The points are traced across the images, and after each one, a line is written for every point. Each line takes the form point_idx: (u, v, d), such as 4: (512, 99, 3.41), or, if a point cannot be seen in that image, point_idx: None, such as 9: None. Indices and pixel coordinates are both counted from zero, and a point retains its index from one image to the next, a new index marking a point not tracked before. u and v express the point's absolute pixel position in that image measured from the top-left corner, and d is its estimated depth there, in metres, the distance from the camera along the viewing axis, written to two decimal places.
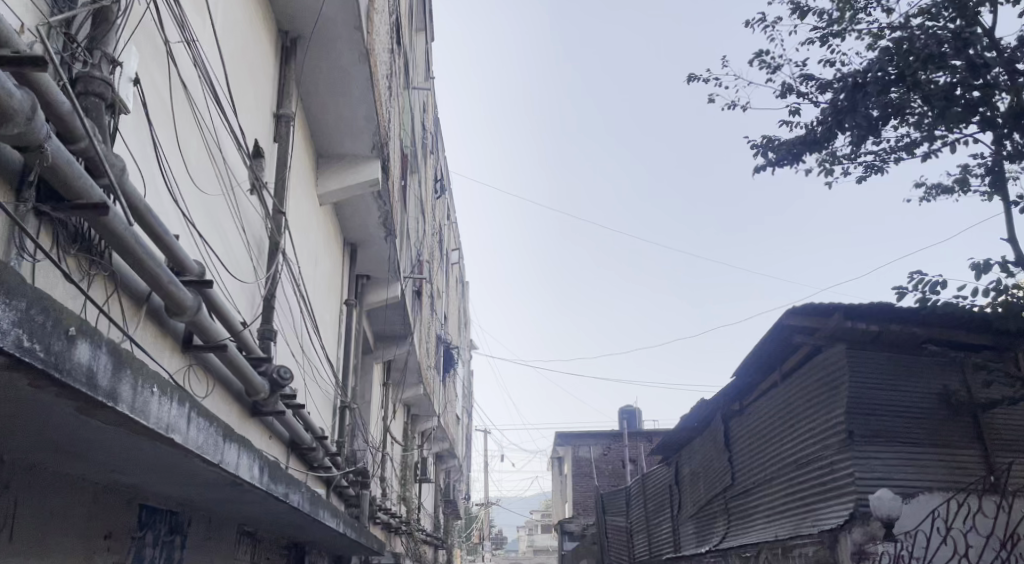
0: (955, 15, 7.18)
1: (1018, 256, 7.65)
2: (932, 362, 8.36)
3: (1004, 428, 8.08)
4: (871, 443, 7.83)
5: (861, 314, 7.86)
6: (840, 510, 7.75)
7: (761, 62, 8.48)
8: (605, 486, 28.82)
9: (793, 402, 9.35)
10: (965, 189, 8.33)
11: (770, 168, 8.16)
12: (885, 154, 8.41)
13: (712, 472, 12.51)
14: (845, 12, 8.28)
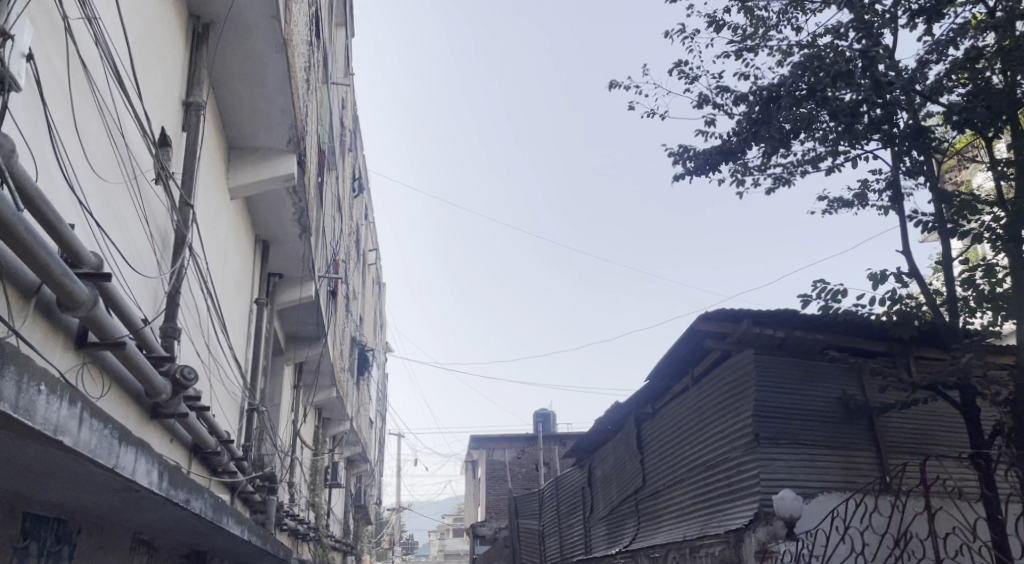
0: (860, 36, 7.39)
1: (912, 268, 8.00)
2: (831, 368, 8.55)
3: (896, 432, 8.33)
4: (775, 444, 7.96)
5: (770, 320, 8.03)
6: (746, 510, 7.90)
7: (680, 72, 8.54)
8: (518, 490, 28.86)
9: (702, 405, 9.50)
10: (863, 203, 8.67)
11: (688, 177, 8.22)
12: (791, 168, 8.66)
13: (625, 474, 12.61)
14: (759, 28, 8.47)
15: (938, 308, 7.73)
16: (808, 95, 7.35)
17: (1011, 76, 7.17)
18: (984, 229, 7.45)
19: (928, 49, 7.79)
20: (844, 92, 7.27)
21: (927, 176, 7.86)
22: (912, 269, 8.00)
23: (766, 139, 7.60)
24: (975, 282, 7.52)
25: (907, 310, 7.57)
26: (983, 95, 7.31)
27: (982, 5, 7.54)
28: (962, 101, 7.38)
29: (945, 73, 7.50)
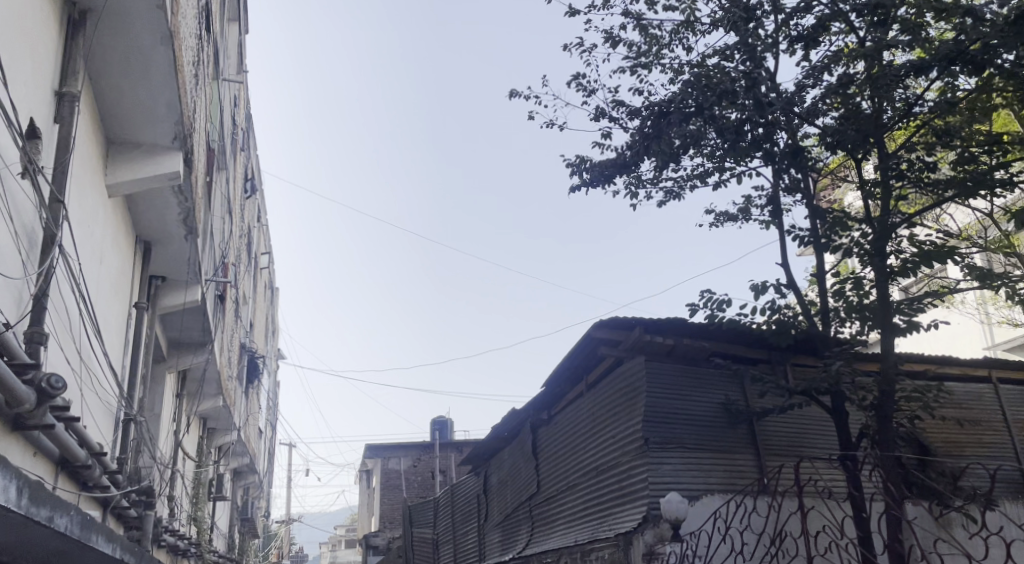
0: (744, 58, 7.75)
1: (789, 279, 8.42)
2: (716, 374, 8.87)
3: (774, 435, 8.73)
4: (663, 449, 8.19)
5: (659, 329, 8.25)
6: (635, 513, 8.11)
7: (578, 85, 8.70)
8: (413, 498, 28.61)
9: (595, 411, 9.69)
10: (747, 217, 9.08)
11: (584, 188, 8.38)
12: (681, 182, 8.97)
13: (519, 480, 12.72)
14: (653, 46, 8.74)
15: (812, 318, 8.15)
16: (696, 112, 7.63)
17: (878, 102, 7.66)
18: (854, 244, 7.91)
19: (805, 73, 8.24)
20: (729, 110, 7.56)
21: (804, 194, 8.29)
22: (790, 280, 8.42)
23: (657, 153, 7.82)
24: (845, 294, 8.02)
25: (784, 319, 7.96)
26: (854, 119, 7.78)
27: (853, 35, 8.03)
28: (834, 124, 7.84)
29: (820, 96, 7.93)
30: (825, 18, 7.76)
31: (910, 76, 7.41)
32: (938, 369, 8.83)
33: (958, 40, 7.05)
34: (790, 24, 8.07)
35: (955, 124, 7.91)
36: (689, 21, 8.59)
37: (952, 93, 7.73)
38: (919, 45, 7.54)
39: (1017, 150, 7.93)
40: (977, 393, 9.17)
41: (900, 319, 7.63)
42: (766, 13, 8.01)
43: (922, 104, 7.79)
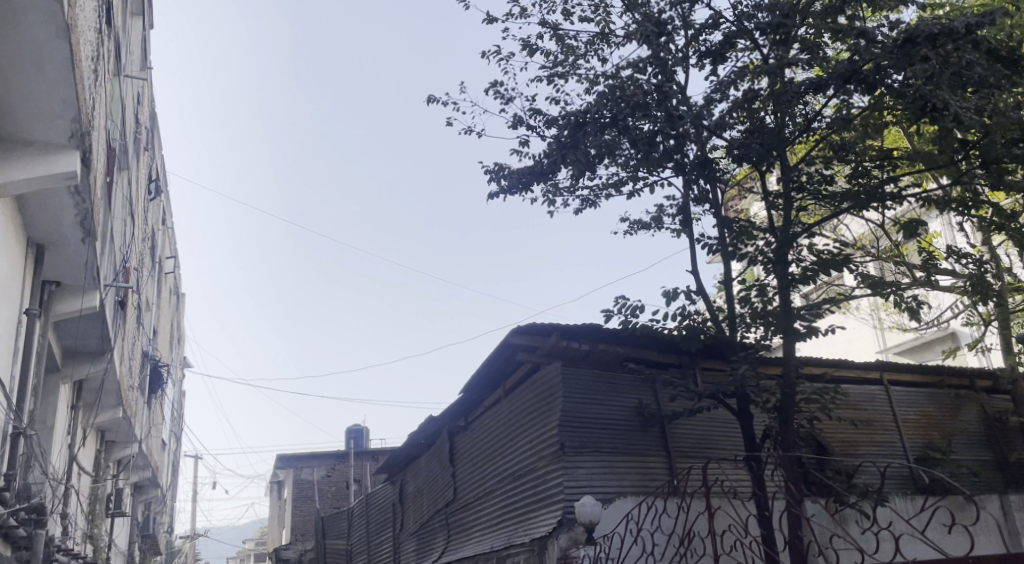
0: (656, 71, 7.95)
1: (699, 286, 8.67)
2: (629, 379, 9.03)
3: (683, 438, 8.94)
4: (577, 453, 8.28)
5: (575, 335, 8.35)
6: (550, 518, 8.18)
7: (496, 92, 8.74)
8: (326, 509, 27.94)
9: (512, 417, 9.72)
10: (659, 226, 9.30)
11: (502, 195, 8.41)
12: (597, 191, 9.11)
13: (436, 488, 12.64)
14: (569, 56, 8.86)
15: (720, 323, 8.39)
16: (611, 122, 7.77)
17: (781, 117, 7.98)
18: (758, 252, 8.22)
19: (714, 88, 8.51)
20: (642, 122, 7.74)
21: (712, 204, 8.55)
22: (700, 287, 8.66)
23: (573, 162, 7.91)
24: (750, 300, 8.32)
25: (694, 325, 8.18)
26: (758, 132, 8.06)
27: (758, 52, 8.35)
28: (741, 137, 8.12)
29: (727, 110, 8.19)
30: (731, 35, 8.05)
31: (809, 93, 7.76)
32: (836, 372, 9.24)
33: (853, 60, 7.43)
34: (699, 39, 8.33)
35: (850, 139, 8.32)
36: (604, 33, 8.75)
37: (847, 110, 8.13)
38: (818, 64, 7.90)
39: (906, 165, 8.40)
40: (871, 394, 9.64)
41: (800, 324, 7.96)
42: (676, 28, 8.24)
43: (820, 120, 8.16)
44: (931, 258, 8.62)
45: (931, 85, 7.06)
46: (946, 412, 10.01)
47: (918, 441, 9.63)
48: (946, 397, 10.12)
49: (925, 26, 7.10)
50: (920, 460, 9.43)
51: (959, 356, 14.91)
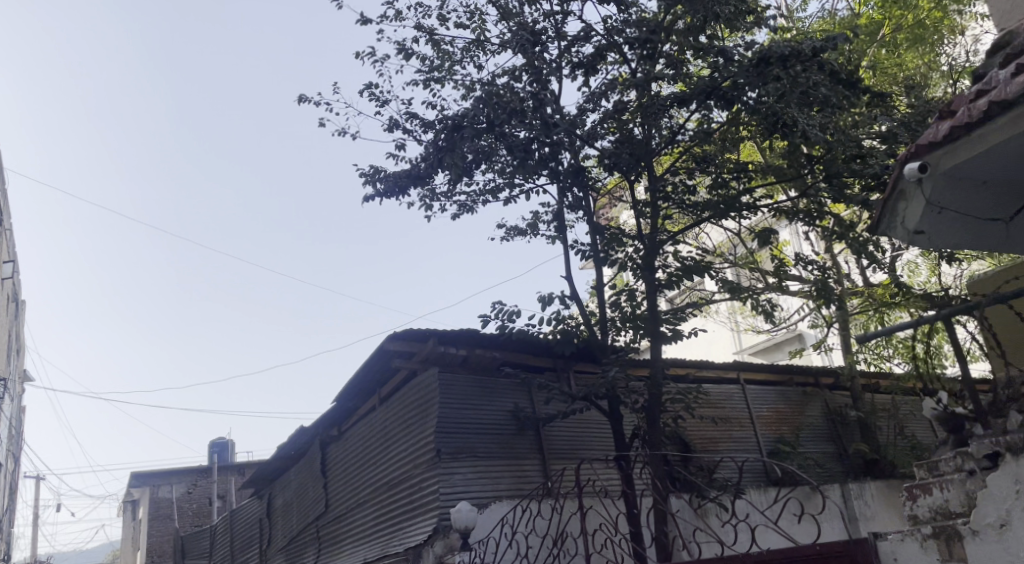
0: (531, 79, 8.11)
1: (573, 291, 8.88)
2: (505, 383, 9.12)
3: (557, 440, 9.10)
4: (453, 459, 8.29)
5: (452, 340, 8.32)
6: (425, 525, 8.16)
7: (371, 94, 8.63)
8: (186, 527, 26.69)
9: (388, 425, 9.62)
10: (535, 232, 9.47)
11: (377, 199, 8.29)
12: (474, 197, 9.18)
13: (307, 500, 12.32)
14: (445, 62, 8.88)
15: (592, 327, 8.62)
16: (487, 128, 7.82)
17: (648, 129, 8.30)
18: (627, 258, 8.55)
19: (586, 98, 8.76)
20: (518, 128, 7.85)
21: (585, 211, 8.78)
22: (573, 292, 8.88)
23: (451, 167, 7.90)
24: (620, 305, 8.66)
25: (568, 329, 8.34)
26: (628, 143, 8.27)
27: (626, 66, 8.65)
28: (611, 147, 8.31)
29: (598, 120, 8.44)
30: (602, 48, 8.31)
31: (674, 106, 8.12)
32: (698, 373, 9.70)
33: (713, 77, 7.85)
34: (571, 51, 8.55)
35: (711, 152, 8.77)
36: (480, 40, 8.84)
37: (708, 124, 8.58)
38: (681, 80, 8.34)
39: (760, 178, 8.94)
40: (730, 393, 10.18)
41: (666, 328, 8.32)
42: (550, 39, 8.44)
43: (683, 133, 8.57)
44: (782, 265, 9.20)
45: (782, 102, 7.54)
46: (796, 408, 10.72)
47: (771, 437, 10.25)
48: (795, 394, 10.84)
49: (777, 47, 7.59)
50: (773, 454, 10.04)
51: (805, 356, 16.00)
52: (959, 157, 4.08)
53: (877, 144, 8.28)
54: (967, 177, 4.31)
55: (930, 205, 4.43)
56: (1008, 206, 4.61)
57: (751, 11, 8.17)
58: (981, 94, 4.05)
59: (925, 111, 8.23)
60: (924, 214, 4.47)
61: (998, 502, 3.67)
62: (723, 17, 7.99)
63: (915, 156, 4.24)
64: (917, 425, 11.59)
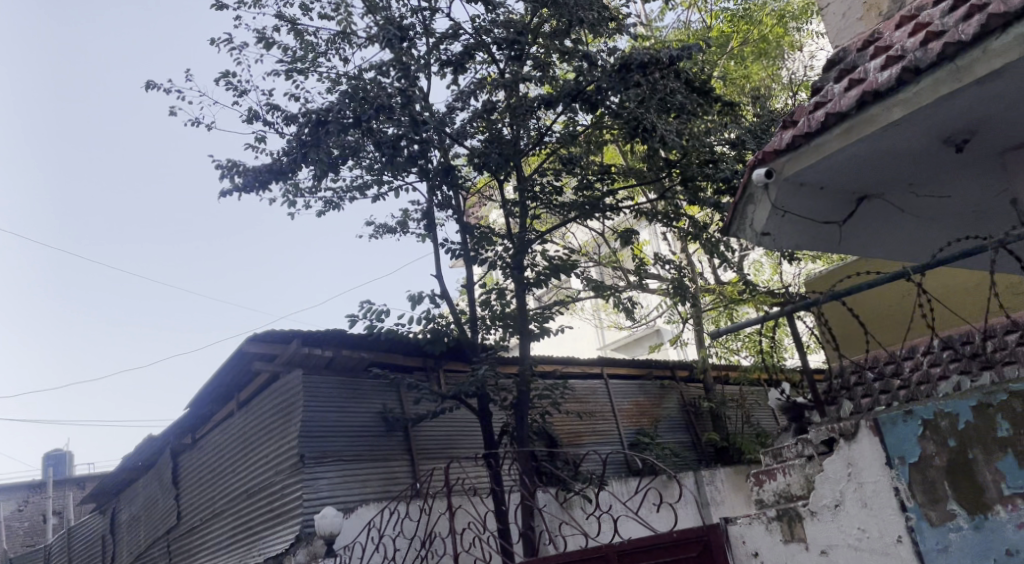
0: (399, 75, 8.02)
1: (442, 290, 8.86)
2: (373, 384, 8.97)
3: (426, 440, 9.06)
4: (318, 463, 8.10)
5: (317, 341, 8.11)
6: (287, 535, 7.95)
7: (228, 83, 8.27)
8: (15, 550, 24.69)
9: (247, 431, 9.27)
10: (404, 230, 9.39)
11: (235, 193, 7.95)
12: (341, 193, 8.99)
13: (155, 513, 11.71)
14: (309, 53, 8.65)
15: (462, 326, 8.64)
16: (354, 123, 7.65)
17: (516, 130, 8.38)
18: (496, 257, 8.55)
19: (455, 96, 8.77)
20: (386, 125, 7.74)
21: (455, 210, 8.79)
22: (443, 291, 8.87)
23: (315, 161, 7.62)
24: (490, 303, 8.71)
25: (438, 328, 8.28)
26: (496, 142, 8.34)
27: (495, 66, 8.72)
28: (480, 146, 8.34)
29: (467, 119, 8.47)
30: (470, 47, 8.34)
31: (541, 108, 8.32)
32: (564, 369, 9.93)
33: (577, 80, 8.07)
34: (439, 48, 8.53)
35: (576, 154, 8.99)
36: (345, 32, 8.67)
37: (573, 126, 8.79)
38: (548, 81, 8.49)
39: (621, 180, 9.24)
40: (593, 388, 10.48)
41: (533, 326, 8.51)
42: (418, 34, 8.38)
43: (550, 134, 8.74)
44: (642, 264, 9.56)
45: (642, 108, 7.85)
46: (655, 401, 11.18)
47: (632, 429, 10.64)
48: (653, 387, 11.30)
49: (637, 54, 7.90)
50: (633, 445, 10.42)
51: (661, 351, 16.75)
52: (801, 163, 4.35)
53: (727, 150, 8.77)
54: (805, 183, 4.60)
55: (775, 209, 4.67)
56: (840, 209, 4.98)
57: (612, 18, 8.43)
58: (819, 105, 4.36)
59: (768, 120, 8.81)
60: (770, 217, 4.70)
61: (834, 484, 3.92)
62: (587, 22, 8.21)
63: (761, 163, 4.51)
64: (760, 413, 12.38)
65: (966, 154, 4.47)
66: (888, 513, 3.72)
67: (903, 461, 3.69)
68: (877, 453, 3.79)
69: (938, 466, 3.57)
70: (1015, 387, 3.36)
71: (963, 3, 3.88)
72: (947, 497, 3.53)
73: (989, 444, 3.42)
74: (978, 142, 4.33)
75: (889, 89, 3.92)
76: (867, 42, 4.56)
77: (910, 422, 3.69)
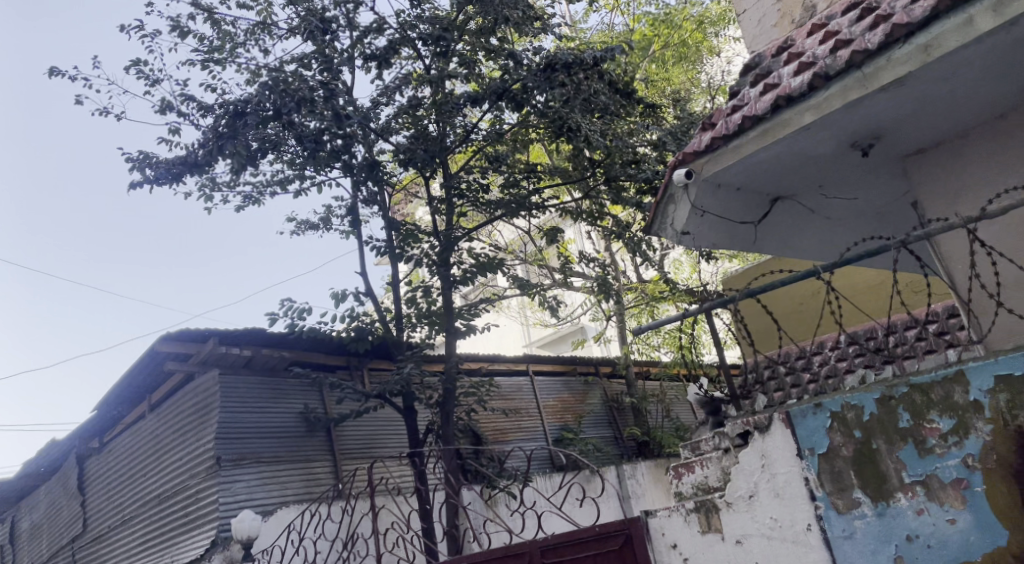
0: (321, 68, 7.88)
1: (366, 287, 8.76)
2: (294, 383, 8.79)
3: (350, 440, 8.95)
4: (236, 465, 7.91)
5: (236, 340, 7.91)
6: (202, 539, 7.74)
7: (139, 72, 7.97)
8: None
9: (160, 434, 8.97)
10: (326, 226, 9.24)
11: (147, 186, 7.66)
12: (261, 187, 8.79)
13: (60, 520, 11.21)
14: (226, 43, 8.42)
15: (387, 324, 8.55)
16: (274, 115, 7.48)
17: (442, 127, 8.35)
18: (423, 254, 8.52)
19: (380, 92, 8.67)
20: (308, 118, 7.60)
21: (380, 206, 8.69)
22: (368, 288, 8.77)
23: (232, 154, 7.37)
24: (416, 301, 8.65)
25: (362, 326, 8.18)
26: (421, 139, 8.30)
27: (420, 62, 8.67)
28: (405, 142, 8.29)
29: (392, 115, 8.39)
30: (394, 42, 8.26)
31: (467, 105, 8.30)
32: (489, 367, 9.96)
33: (504, 79, 8.09)
34: (364, 41, 8.43)
35: (502, 153, 9.01)
36: (265, 23, 8.47)
37: (499, 124, 8.81)
38: (474, 79, 8.47)
39: (547, 179, 9.31)
40: (519, 385, 10.54)
41: (459, 324, 8.49)
42: (341, 27, 8.26)
43: (477, 132, 8.74)
44: (567, 262, 9.66)
45: (567, 108, 7.93)
46: (579, 397, 11.32)
47: (556, 425, 10.74)
48: (578, 384, 11.44)
49: (562, 54, 7.97)
50: (558, 441, 10.52)
51: (585, 348, 16.96)
52: (719, 164, 4.47)
53: (649, 151, 8.94)
54: (723, 184, 4.73)
55: (694, 209, 4.78)
56: (756, 210, 5.13)
57: (538, 17, 8.49)
58: (736, 108, 4.49)
59: (689, 123, 9.02)
60: (689, 217, 4.80)
61: (748, 475, 4.05)
62: (512, 20, 8.25)
63: (682, 163, 4.62)
64: (679, 408, 12.68)
65: (872, 158, 4.67)
66: (798, 503, 3.86)
67: (813, 452, 3.84)
68: (789, 445, 3.93)
69: (845, 457, 3.72)
70: (914, 380, 3.52)
71: (869, 14, 4.07)
72: (853, 486, 3.68)
73: (892, 435, 3.57)
74: (883, 147, 4.53)
75: (802, 94, 4.07)
76: (780, 48, 4.72)
77: (820, 415, 3.84)
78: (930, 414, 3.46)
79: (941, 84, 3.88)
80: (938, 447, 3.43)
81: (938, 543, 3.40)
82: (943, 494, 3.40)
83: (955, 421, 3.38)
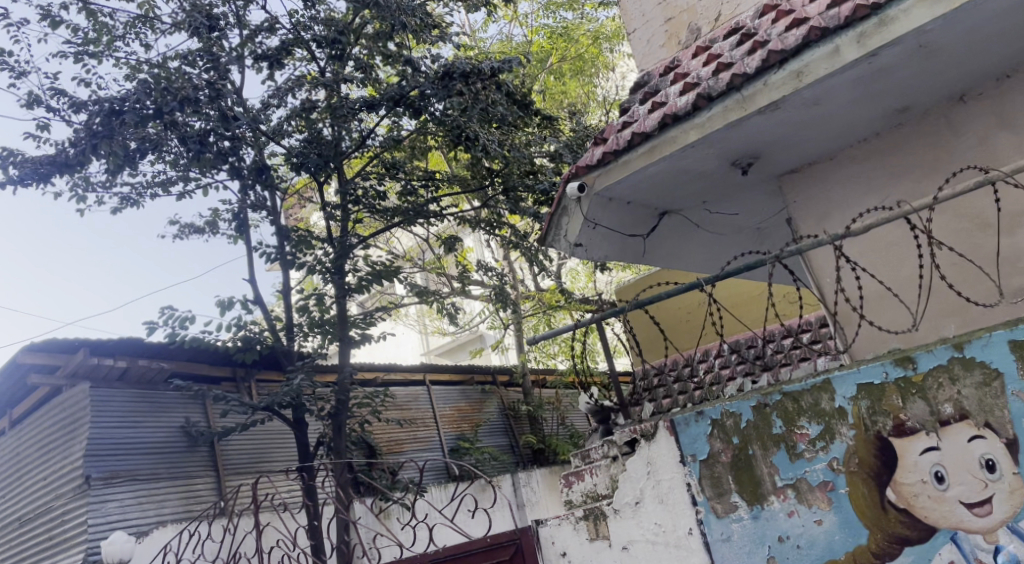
0: (208, 66, 7.60)
1: (255, 294, 8.50)
2: (175, 396, 8.42)
3: (235, 454, 8.65)
4: (108, 484, 7.49)
5: (108, 351, 7.54)
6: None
7: (3, 62, 7.48)
8: None
9: (23, 451, 8.41)
10: (213, 231, 8.93)
11: (10, 185, 7.17)
12: (141, 189, 8.40)
13: None
14: (102, 36, 8.02)
15: (277, 333, 8.28)
16: (154, 115, 7.16)
17: (337, 131, 8.19)
18: (316, 261, 8.27)
19: (271, 93, 8.45)
20: (192, 118, 7.31)
21: (269, 211, 8.46)
22: (257, 296, 8.51)
23: (109, 154, 7.01)
24: (308, 309, 8.44)
25: (250, 335, 7.92)
26: (314, 143, 8.13)
27: (315, 64, 8.50)
28: (298, 146, 8.09)
29: (285, 118, 8.18)
30: (287, 42, 8.07)
31: (363, 110, 8.06)
32: (384, 376, 9.84)
33: (401, 84, 8.02)
34: (254, 40, 8.20)
35: (400, 160, 8.94)
36: (147, 16, 8.12)
37: (397, 131, 8.72)
38: (371, 83, 8.23)
39: (447, 187, 9.26)
40: (416, 394, 10.49)
41: (355, 334, 8.42)
42: (230, 25, 8.01)
43: (373, 138, 8.59)
44: (466, 271, 9.61)
45: (464, 116, 7.95)
46: (476, 406, 11.33)
47: (453, 434, 10.70)
48: (474, 392, 11.44)
49: (459, 63, 8.00)
50: (454, 451, 10.47)
51: (484, 356, 17.02)
52: (610, 179, 4.57)
53: (546, 162, 9.05)
54: (614, 198, 4.84)
55: (586, 221, 4.86)
56: (645, 223, 5.27)
57: (435, 25, 8.46)
58: (626, 125, 4.61)
59: (584, 135, 9.18)
60: (582, 229, 4.89)
61: (635, 482, 4.17)
62: (409, 27, 8.19)
63: (575, 177, 4.70)
64: (574, 415, 12.88)
65: (752, 176, 4.88)
66: (680, 508, 3.99)
67: (694, 459, 3.97)
68: (672, 452, 4.05)
69: (724, 462, 3.87)
70: (787, 388, 3.69)
71: (749, 39, 4.26)
72: (731, 490, 3.83)
73: (766, 441, 3.73)
74: (761, 166, 4.75)
75: (686, 113, 4.21)
76: (667, 67, 4.89)
77: (701, 422, 3.97)
78: (801, 420, 3.63)
79: (813, 107, 4.08)
80: (807, 452, 3.60)
81: (806, 543, 3.57)
82: (811, 496, 3.58)
83: (823, 426, 3.55)
